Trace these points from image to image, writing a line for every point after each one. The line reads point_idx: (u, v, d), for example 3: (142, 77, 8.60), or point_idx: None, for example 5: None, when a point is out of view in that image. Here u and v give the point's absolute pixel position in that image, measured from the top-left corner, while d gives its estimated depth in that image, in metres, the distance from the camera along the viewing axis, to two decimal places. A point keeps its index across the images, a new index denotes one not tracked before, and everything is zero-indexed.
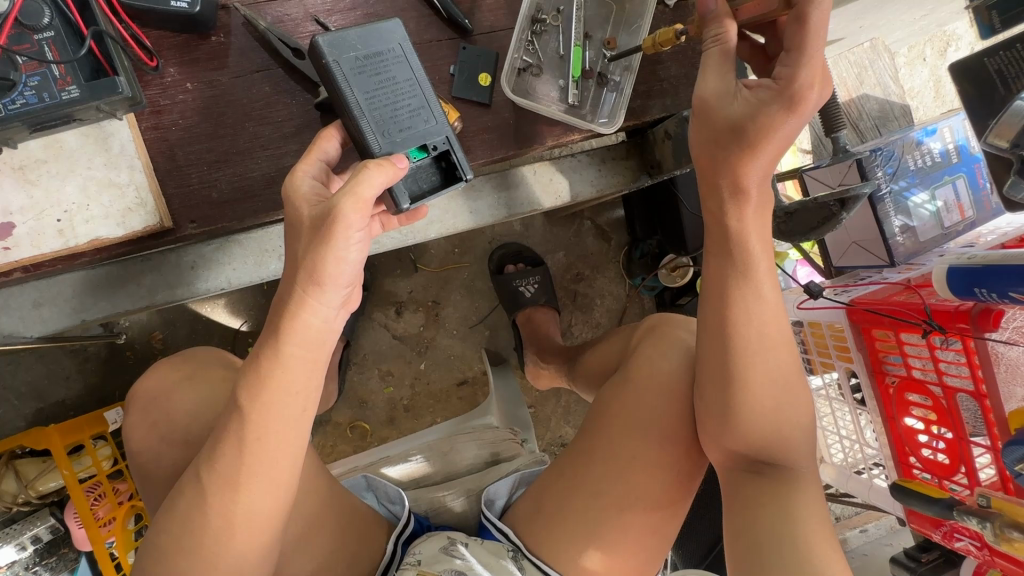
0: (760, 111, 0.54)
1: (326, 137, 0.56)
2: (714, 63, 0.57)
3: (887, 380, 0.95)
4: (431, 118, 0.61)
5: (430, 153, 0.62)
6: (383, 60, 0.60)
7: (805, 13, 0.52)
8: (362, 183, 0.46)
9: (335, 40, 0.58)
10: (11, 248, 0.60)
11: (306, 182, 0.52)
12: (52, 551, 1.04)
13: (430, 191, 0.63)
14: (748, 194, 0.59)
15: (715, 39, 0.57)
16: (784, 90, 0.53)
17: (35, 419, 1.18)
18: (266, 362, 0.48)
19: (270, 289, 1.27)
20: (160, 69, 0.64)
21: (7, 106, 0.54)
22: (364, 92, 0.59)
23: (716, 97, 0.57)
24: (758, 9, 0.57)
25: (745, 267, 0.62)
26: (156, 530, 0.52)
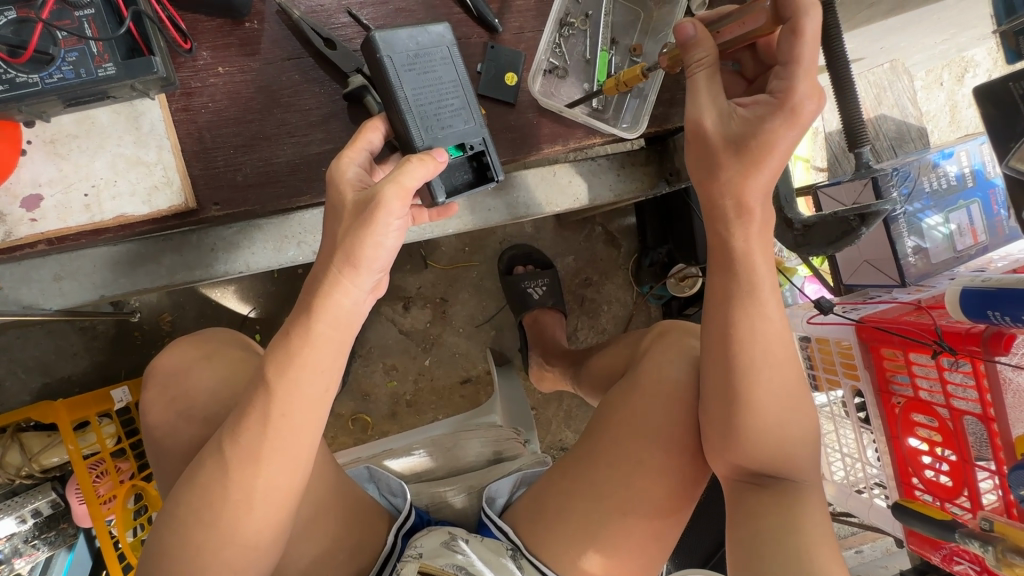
0: (761, 125, 0.56)
1: (370, 128, 0.58)
2: (702, 87, 0.58)
3: (893, 400, 0.95)
4: (470, 119, 0.64)
5: (467, 152, 0.64)
6: (432, 60, 0.62)
7: (799, 25, 0.54)
8: (404, 174, 0.50)
9: (389, 36, 0.60)
10: (38, 220, 0.61)
11: (352, 169, 0.55)
12: (52, 525, 1.04)
13: (463, 188, 0.65)
14: (753, 215, 0.59)
15: (698, 64, 0.58)
16: (783, 103, 0.55)
17: (41, 394, 1.19)
18: (296, 339, 0.50)
19: (281, 278, 1.28)
20: (192, 52, 0.65)
21: (45, 80, 0.56)
22: (412, 89, 0.61)
23: (710, 120, 0.58)
24: (742, 29, 0.58)
25: (751, 289, 0.61)
26: (173, 502, 0.52)
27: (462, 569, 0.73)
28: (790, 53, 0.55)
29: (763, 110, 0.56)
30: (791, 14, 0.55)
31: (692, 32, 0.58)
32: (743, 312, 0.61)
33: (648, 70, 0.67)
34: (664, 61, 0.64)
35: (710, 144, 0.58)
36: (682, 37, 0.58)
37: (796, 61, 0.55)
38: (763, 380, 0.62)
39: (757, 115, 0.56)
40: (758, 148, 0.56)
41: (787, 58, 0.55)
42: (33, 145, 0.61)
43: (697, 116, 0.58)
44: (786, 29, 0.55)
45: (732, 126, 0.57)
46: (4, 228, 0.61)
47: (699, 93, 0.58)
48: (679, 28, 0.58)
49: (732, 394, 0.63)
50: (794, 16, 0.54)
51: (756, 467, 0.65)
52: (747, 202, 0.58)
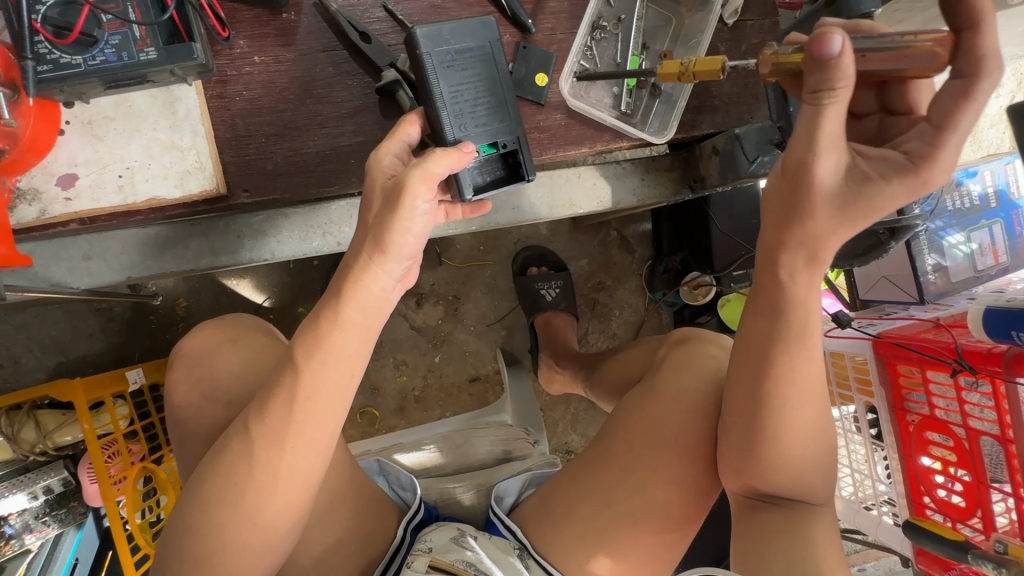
0: (880, 190, 0.48)
1: (408, 121, 0.58)
2: (827, 125, 0.45)
3: (908, 418, 0.95)
4: (505, 118, 0.65)
5: (500, 149, 0.65)
6: (472, 57, 0.62)
7: (973, 90, 0.43)
8: (429, 161, 0.50)
9: (431, 33, 0.60)
10: (72, 199, 0.62)
11: (389, 159, 0.55)
12: (62, 503, 1.05)
13: (493, 184, 0.66)
14: (820, 264, 0.54)
15: (829, 94, 0.43)
16: (919, 171, 0.46)
17: (56, 372, 1.20)
18: (325, 322, 0.51)
19: (296, 268, 1.29)
20: (230, 40, 0.66)
21: (88, 62, 0.57)
22: (449, 86, 0.61)
23: (823, 171, 0.47)
24: (895, 64, 0.45)
25: (805, 326, 0.57)
26: (197, 481, 0.53)
27: (471, 566, 0.73)
28: (948, 117, 0.45)
29: (893, 174, 0.47)
30: (973, 67, 0.43)
31: (840, 52, 0.41)
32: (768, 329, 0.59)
33: (728, 65, 0.60)
34: (763, 65, 0.50)
35: (808, 196, 0.49)
36: (817, 55, 0.41)
37: (952, 129, 0.45)
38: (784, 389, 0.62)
39: (880, 175, 0.48)
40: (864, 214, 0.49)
41: (941, 118, 0.45)
42: (71, 125, 0.62)
43: (807, 163, 0.47)
44: (958, 80, 0.44)
45: (846, 182, 0.48)
46: (39, 207, 0.62)
47: (821, 135, 0.45)
48: (821, 38, 0.41)
49: (750, 407, 0.62)
50: (976, 72, 0.43)
51: (770, 484, 0.64)
52: (820, 256, 0.53)
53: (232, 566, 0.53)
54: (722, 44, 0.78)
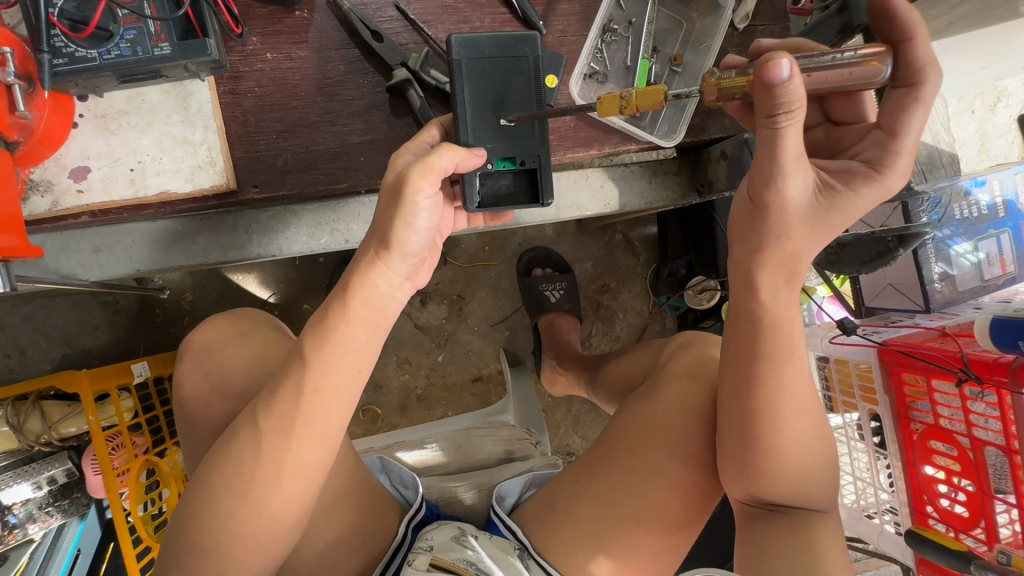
0: (850, 198, 0.53)
1: (429, 127, 0.61)
2: (787, 147, 0.47)
3: (912, 427, 0.95)
4: (532, 136, 0.63)
5: (518, 166, 0.64)
6: (507, 68, 0.62)
7: (917, 97, 0.51)
8: (433, 156, 0.51)
9: (471, 40, 0.61)
10: (84, 191, 0.63)
11: (406, 157, 0.57)
12: (65, 494, 1.06)
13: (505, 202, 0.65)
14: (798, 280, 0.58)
15: (784, 113, 0.45)
16: (881, 174, 0.53)
17: (61, 364, 1.21)
18: (333, 316, 0.51)
19: (302, 265, 1.30)
20: (243, 37, 0.67)
21: (102, 56, 0.57)
22: (477, 93, 0.62)
23: (795, 192, 0.51)
24: (842, 78, 0.48)
25: (793, 331, 0.59)
26: (205, 471, 0.54)
27: (472, 565, 0.73)
28: (897, 124, 0.52)
29: (859, 179, 0.53)
30: (915, 76, 0.50)
31: (790, 77, 0.42)
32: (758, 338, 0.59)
33: (671, 93, 0.55)
34: (710, 90, 0.53)
35: (785, 212, 0.52)
36: (771, 81, 0.43)
37: (903, 134, 0.53)
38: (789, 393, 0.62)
39: (848, 183, 0.53)
40: (835, 220, 0.54)
41: (891, 125, 0.53)
42: (84, 118, 0.63)
43: (780, 184, 0.50)
44: (899, 90, 0.52)
45: (816, 195, 0.53)
46: (51, 198, 0.62)
47: (787, 156, 0.48)
48: (773, 65, 0.42)
49: (746, 413, 0.61)
50: (918, 80, 0.50)
51: (773, 491, 0.64)
52: (797, 268, 0.57)
53: (237, 558, 0.53)
54: (733, 49, 0.77)
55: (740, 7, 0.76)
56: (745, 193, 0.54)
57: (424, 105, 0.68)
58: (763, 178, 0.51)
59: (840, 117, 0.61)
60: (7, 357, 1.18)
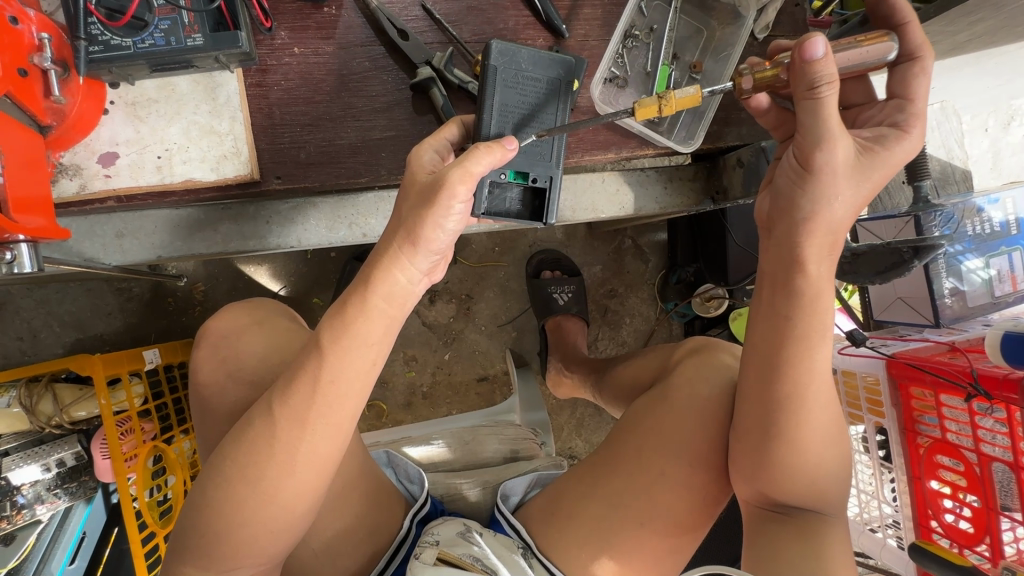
0: (889, 155, 0.54)
1: (450, 124, 0.61)
2: (830, 109, 0.50)
3: (919, 440, 0.95)
4: (546, 156, 0.65)
5: (530, 183, 0.65)
6: (538, 84, 0.63)
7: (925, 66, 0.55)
8: (470, 160, 0.50)
9: (507, 48, 0.62)
10: (112, 176, 0.64)
11: (428, 155, 0.57)
12: (73, 477, 1.07)
13: (511, 214, 0.67)
14: (816, 293, 0.57)
15: (828, 83, 0.49)
16: (908, 131, 0.55)
17: (73, 348, 1.22)
18: (353, 307, 0.52)
19: (313, 259, 1.31)
20: (272, 31, 0.68)
21: (136, 45, 0.59)
22: (505, 101, 0.62)
23: (842, 152, 0.52)
24: (861, 56, 0.52)
25: (814, 338, 0.58)
26: (219, 458, 0.54)
27: (478, 561, 0.73)
28: (912, 90, 0.56)
29: (892, 139, 0.55)
30: (915, 53, 0.55)
31: (824, 54, 0.48)
32: (776, 347, 0.59)
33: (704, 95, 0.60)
34: (745, 81, 0.56)
35: (834, 173, 0.53)
36: (808, 57, 0.48)
37: (920, 98, 0.56)
38: (807, 414, 0.60)
39: (881, 144, 0.55)
40: (878, 179, 0.55)
41: (905, 91, 0.56)
42: (115, 105, 0.64)
43: (830, 144, 0.52)
44: (901, 65, 0.56)
45: (858, 156, 0.54)
46: (79, 182, 0.64)
47: (833, 118, 0.51)
48: (808, 44, 0.48)
49: None
50: (920, 54, 0.55)
51: (781, 496, 0.64)
52: (841, 235, 0.56)
53: (249, 542, 0.54)
54: (751, 58, 0.79)
55: (760, 17, 0.77)
56: (793, 160, 0.55)
57: (446, 104, 0.69)
58: (813, 139, 0.52)
59: (854, 101, 0.62)
60: (21, 339, 1.20)
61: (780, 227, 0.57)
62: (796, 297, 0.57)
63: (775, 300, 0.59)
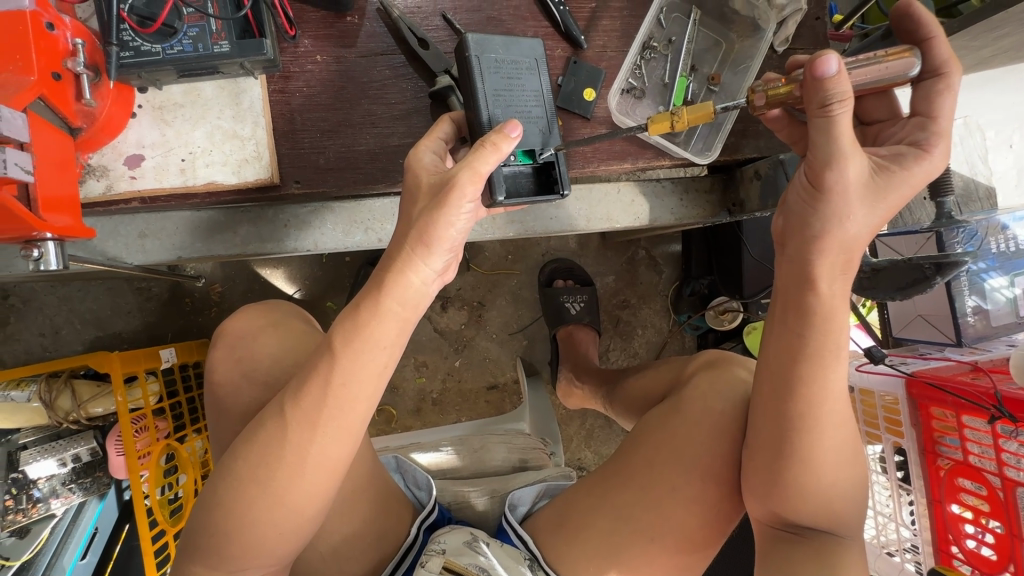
0: (907, 176, 0.53)
1: (442, 121, 0.62)
2: (842, 128, 0.49)
3: (939, 462, 0.93)
4: (545, 131, 0.64)
5: (536, 160, 0.64)
6: (518, 68, 0.64)
7: (950, 83, 0.54)
8: (479, 160, 0.50)
9: (483, 40, 0.62)
10: (137, 178, 0.66)
11: (427, 155, 0.57)
12: (88, 472, 1.09)
13: (527, 194, 0.63)
14: (834, 310, 0.56)
15: (839, 102, 0.48)
16: (929, 151, 0.53)
17: (93, 345, 1.24)
18: (366, 311, 0.52)
19: (328, 263, 1.32)
20: (296, 39, 0.70)
21: (165, 51, 0.61)
22: (494, 89, 0.62)
23: (855, 171, 0.51)
24: (880, 72, 0.51)
25: (831, 355, 0.57)
26: (231, 458, 0.55)
27: (484, 571, 0.73)
28: (933, 108, 0.54)
29: (910, 158, 0.53)
30: (940, 69, 0.54)
31: (837, 70, 0.47)
32: (791, 363, 0.58)
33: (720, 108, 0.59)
34: (758, 97, 0.56)
35: (846, 193, 0.51)
36: (820, 74, 0.47)
37: (942, 116, 0.54)
38: (824, 431, 0.59)
39: (900, 163, 0.54)
40: (893, 200, 0.53)
41: (928, 110, 0.54)
42: (143, 109, 0.66)
43: (841, 164, 0.50)
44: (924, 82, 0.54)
45: (873, 175, 0.52)
46: (106, 182, 0.65)
47: (844, 137, 0.50)
48: (820, 61, 0.47)
49: None
50: (945, 70, 0.53)
51: (795, 515, 0.63)
52: (855, 254, 0.55)
53: (258, 543, 0.54)
54: (771, 71, 0.78)
55: (780, 30, 0.76)
56: (803, 179, 0.54)
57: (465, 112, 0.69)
58: (823, 159, 0.50)
59: (875, 117, 0.61)
60: (43, 335, 1.23)
61: (792, 243, 0.56)
62: (814, 314, 0.56)
63: (789, 317, 0.58)
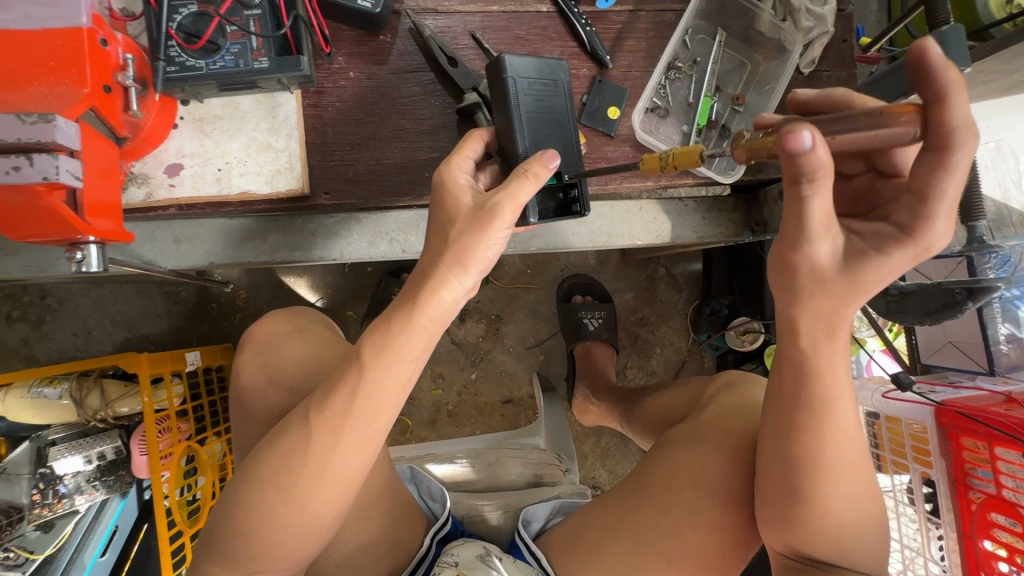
0: (884, 262, 0.46)
1: (472, 138, 0.62)
2: (810, 212, 0.44)
3: (971, 495, 0.89)
4: (572, 153, 0.66)
5: (561, 180, 0.64)
6: (549, 90, 0.65)
7: (949, 157, 0.41)
8: (524, 189, 0.54)
9: (517, 61, 0.63)
10: (176, 186, 0.69)
11: (461, 175, 0.58)
12: (112, 470, 1.11)
13: (551, 215, 0.65)
14: None
15: (810, 183, 0.42)
16: (912, 237, 0.45)
17: (122, 347, 1.28)
18: (397, 324, 0.53)
19: (350, 272, 1.35)
20: (331, 56, 0.72)
21: (209, 66, 0.63)
22: (527, 110, 0.63)
23: (823, 252, 0.46)
24: (866, 137, 0.42)
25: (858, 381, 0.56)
26: (255, 461, 0.56)
27: None
28: (930, 188, 0.43)
29: (892, 243, 0.46)
30: (945, 140, 0.41)
31: (813, 146, 0.40)
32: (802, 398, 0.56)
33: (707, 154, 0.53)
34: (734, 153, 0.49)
35: (814, 272, 0.48)
36: (791, 152, 0.40)
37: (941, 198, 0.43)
38: (851, 460, 0.58)
39: (879, 246, 0.47)
40: (869, 283, 0.47)
41: (921, 191, 0.43)
42: (185, 121, 0.69)
43: (807, 246, 0.46)
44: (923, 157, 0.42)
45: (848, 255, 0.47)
46: (146, 190, 0.68)
47: (811, 221, 0.44)
48: (790, 138, 0.40)
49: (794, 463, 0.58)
50: (948, 144, 0.40)
51: (817, 546, 0.61)
52: (837, 324, 0.51)
53: (275, 548, 0.55)
54: (795, 92, 0.79)
55: (806, 51, 0.77)
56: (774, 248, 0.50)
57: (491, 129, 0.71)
58: (786, 239, 0.47)
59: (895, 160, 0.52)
60: (75, 336, 1.27)
61: None
62: None
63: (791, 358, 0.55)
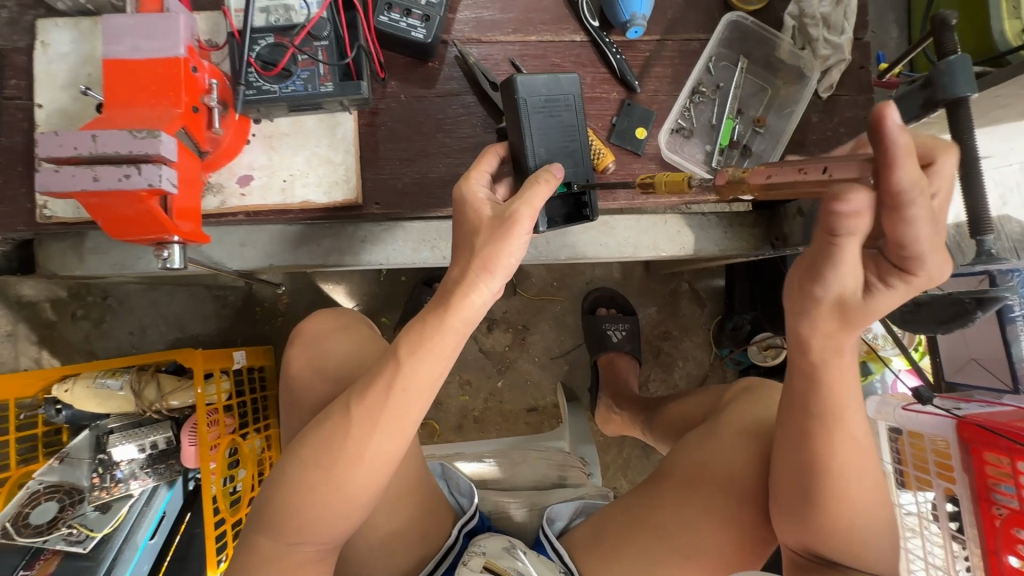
0: (890, 294, 0.52)
1: (488, 154, 0.68)
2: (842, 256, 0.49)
3: (994, 511, 0.89)
4: (581, 164, 0.71)
5: (571, 188, 0.71)
6: (558, 106, 0.70)
7: (911, 213, 0.45)
8: (537, 196, 0.60)
9: (530, 81, 0.69)
10: (246, 195, 0.77)
11: (479, 189, 0.64)
12: (162, 459, 1.20)
13: (561, 221, 0.72)
14: None
15: (846, 232, 0.47)
16: (913, 273, 0.50)
17: (174, 345, 1.38)
18: (430, 324, 0.59)
19: (385, 281, 1.42)
20: (384, 81, 0.81)
21: (282, 90, 0.72)
22: (539, 127, 0.69)
23: (851, 290, 0.51)
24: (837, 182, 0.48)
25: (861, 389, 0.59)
26: (299, 444, 0.62)
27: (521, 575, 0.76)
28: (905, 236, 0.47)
29: (896, 278, 0.51)
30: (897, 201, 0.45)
31: (848, 200, 0.45)
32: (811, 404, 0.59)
33: (693, 180, 0.64)
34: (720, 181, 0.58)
35: (836, 305, 0.53)
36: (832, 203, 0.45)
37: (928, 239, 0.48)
38: (859, 463, 0.61)
39: (886, 280, 0.52)
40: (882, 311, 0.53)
41: (898, 238, 0.48)
42: (256, 138, 0.78)
43: (830, 284, 0.51)
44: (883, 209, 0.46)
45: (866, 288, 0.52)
46: (220, 198, 0.77)
47: (841, 262, 0.49)
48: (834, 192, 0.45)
49: (801, 462, 0.61)
50: (900, 204, 0.45)
51: (826, 547, 0.63)
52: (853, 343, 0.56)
53: (317, 523, 0.61)
54: (814, 115, 0.84)
55: (825, 77, 0.83)
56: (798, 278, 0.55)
57: None
58: (815, 272, 0.52)
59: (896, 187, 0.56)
60: (132, 334, 1.37)
61: None
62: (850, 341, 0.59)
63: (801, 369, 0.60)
